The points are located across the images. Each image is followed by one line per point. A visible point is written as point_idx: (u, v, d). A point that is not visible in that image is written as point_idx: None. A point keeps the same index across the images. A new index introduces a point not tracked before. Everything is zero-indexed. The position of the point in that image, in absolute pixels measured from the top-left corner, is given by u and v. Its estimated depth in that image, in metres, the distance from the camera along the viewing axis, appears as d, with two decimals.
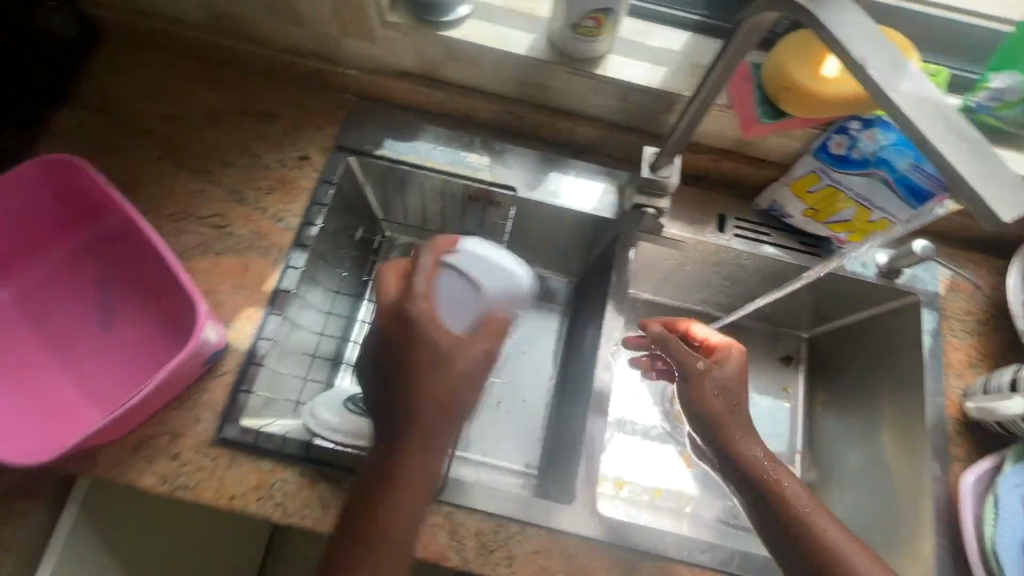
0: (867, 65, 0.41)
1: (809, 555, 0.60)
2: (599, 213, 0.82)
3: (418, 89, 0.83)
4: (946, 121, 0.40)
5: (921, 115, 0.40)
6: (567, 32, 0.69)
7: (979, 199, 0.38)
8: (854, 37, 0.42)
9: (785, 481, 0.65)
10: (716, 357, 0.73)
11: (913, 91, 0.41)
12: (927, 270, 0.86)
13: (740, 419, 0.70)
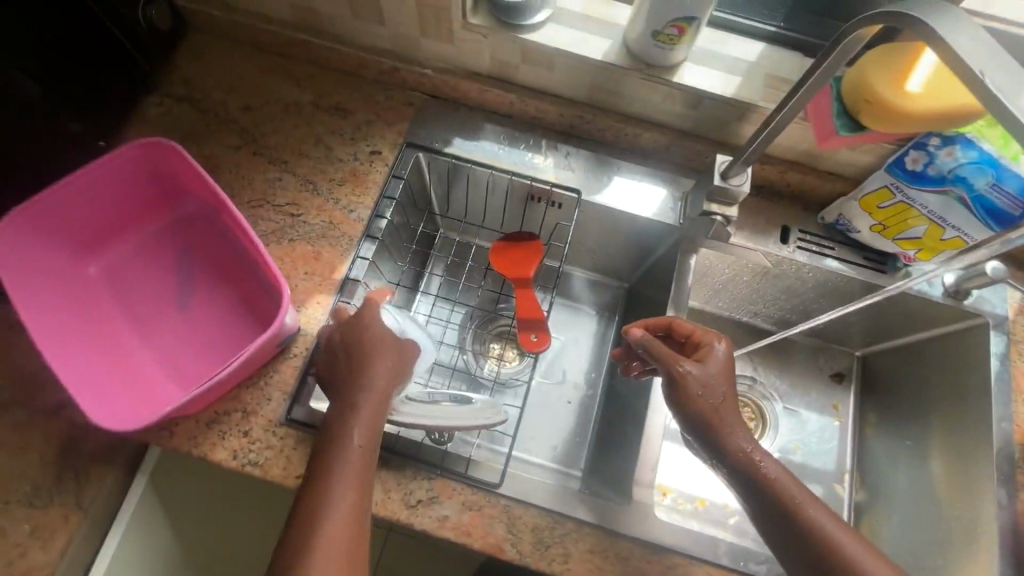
0: (986, 77, 0.41)
1: (813, 555, 0.57)
2: (661, 218, 0.82)
3: (488, 89, 0.85)
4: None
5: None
6: (647, 39, 0.70)
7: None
8: (969, 50, 0.42)
9: (773, 473, 0.61)
10: (703, 356, 0.66)
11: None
12: (995, 291, 0.83)
13: (728, 413, 0.64)
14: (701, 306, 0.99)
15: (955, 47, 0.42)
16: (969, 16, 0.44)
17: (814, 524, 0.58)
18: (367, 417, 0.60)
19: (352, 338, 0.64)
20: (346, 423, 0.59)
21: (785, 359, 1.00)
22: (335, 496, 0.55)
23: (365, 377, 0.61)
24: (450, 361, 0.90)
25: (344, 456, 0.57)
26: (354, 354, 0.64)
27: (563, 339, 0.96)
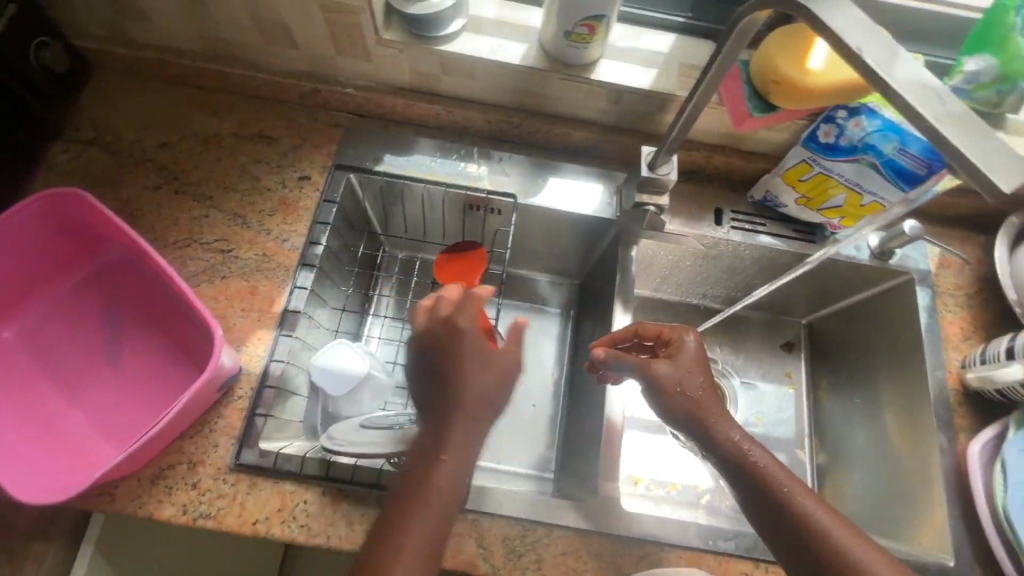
0: (863, 53, 0.43)
1: (806, 544, 0.57)
2: (600, 214, 0.83)
3: (413, 104, 0.84)
4: (936, 99, 0.42)
5: (913, 93, 0.42)
6: (561, 39, 0.71)
7: (981, 173, 0.39)
8: (847, 28, 0.44)
9: (762, 462, 0.61)
10: (673, 354, 0.68)
11: (905, 73, 0.43)
12: (915, 249, 0.87)
13: (715, 402, 0.65)
14: (652, 293, 1.01)
15: (833, 27, 0.44)
16: None
17: (802, 510, 0.58)
18: (455, 448, 0.56)
19: (449, 359, 0.59)
20: (430, 456, 0.55)
21: (738, 335, 1.03)
22: (406, 539, 0.52)
23: (466, 406, 0.57)
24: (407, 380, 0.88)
25: (424, 492, 0.54)
26: (438, 374, 0.59)
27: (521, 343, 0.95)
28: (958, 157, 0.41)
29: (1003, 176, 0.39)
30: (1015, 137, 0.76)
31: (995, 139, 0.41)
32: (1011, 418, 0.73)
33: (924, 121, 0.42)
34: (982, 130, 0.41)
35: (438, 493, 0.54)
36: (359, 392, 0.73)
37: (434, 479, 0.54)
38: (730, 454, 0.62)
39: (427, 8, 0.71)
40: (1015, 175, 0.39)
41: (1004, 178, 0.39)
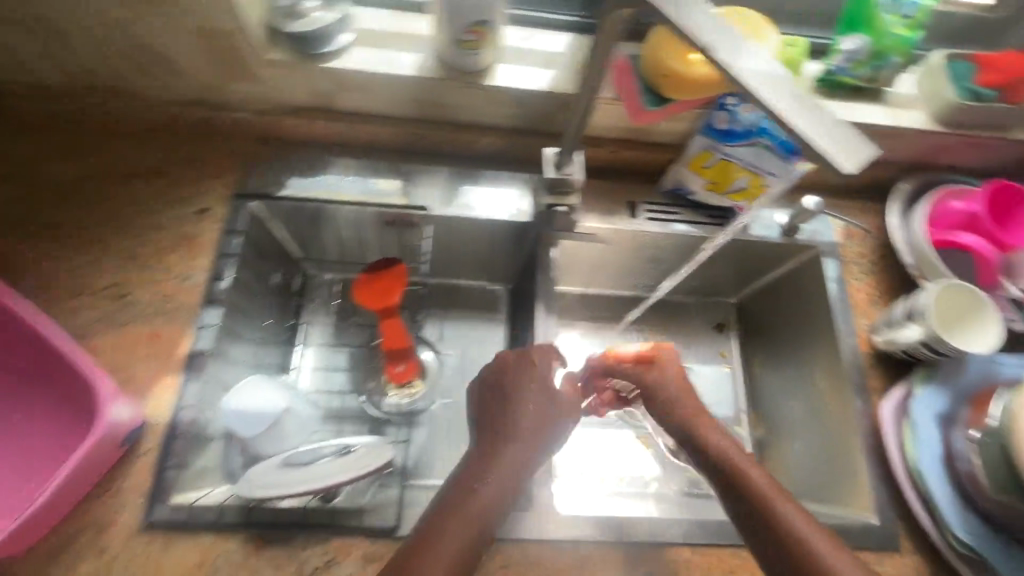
0: (712, 45, 0.44)
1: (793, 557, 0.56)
2: (516, 218, 0.83)
3: (313, 123, 0.81)
4: (779, 88, 0.44)
5: (759, 84, 0.43)
6: (451, 47, 0.70)
7: (828, 156, 0.41)
8: (697, 24, 0.44)
9: (754, 472, 0.61)
10: (650, 369, 0.72)
11: (750, 63, 0.44)
12: (821, 223, 0.90)
13: (709, 414, 0.69)
14: (584, 289, 1.02)
15: (685, 22, 0.44)
16: None
17: (783, 519, 0.58)
18: (509, 461, 0.61)
19: (517, 386, 0.66)
20: (487, 465, 0.61)
21: (671, 321, 1.04)
22: (447, 537, 0.55)
23: (523, 429, 0.63)
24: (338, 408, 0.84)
25: (474, 498, 0.58)
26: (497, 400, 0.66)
27: (458, 352, 0.92)
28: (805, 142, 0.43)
29: (845, 158, 0.42)
30: (897, 109, 0.80)
31: (834, 122, 0.43)
32: (915, 376, 0.77)
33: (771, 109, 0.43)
34: (822, 116, 0.43)
35: (473, 506, 0.58)
36: (275, 430, 0.69)
37: (477, 495, 0.59)
38: (718, 466, 0.63)
39: (312, 25, 0.69)
40: (856, 157, 0.42)
41: (848, 159, 0.41)
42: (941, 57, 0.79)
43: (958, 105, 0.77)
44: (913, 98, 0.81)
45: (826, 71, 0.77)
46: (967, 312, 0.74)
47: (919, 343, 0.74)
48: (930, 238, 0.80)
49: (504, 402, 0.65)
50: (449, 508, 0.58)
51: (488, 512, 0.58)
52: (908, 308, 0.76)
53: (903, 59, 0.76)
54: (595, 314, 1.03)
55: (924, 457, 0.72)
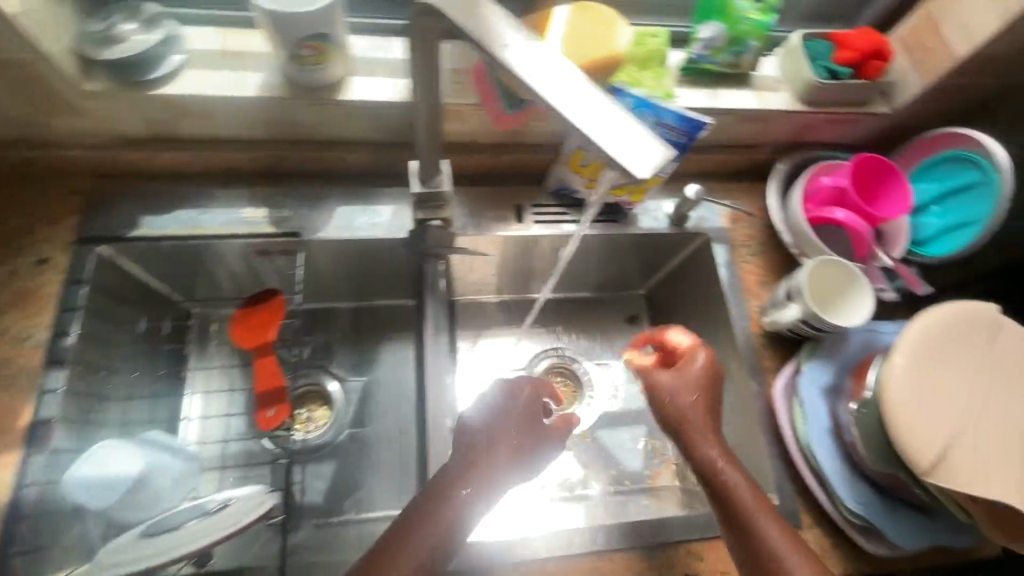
0: (500, 51, 0.42)
1: (761, 561, 0.57)
2: (393, 234, 0.79)
3: (161, 154, 0.74)
4: (574, 91, 0.42)
5: (551, 91, 0.41)
6: (291, 65, 0.65)
7: (621, 163, 0.39)
8: (489, 35, 0.43)
9: (733, 482, 0.61)
10: (683, 378, 0.67)
11: (545, 70, 0.42)
12: (709, 208, 0.90)
13: (702, 417, 0.65)
14: (494, 297, 1.01)
15: (475, 35, 0.43)
16: None
17: (757, 528, 0.58)
18: (495, 464, 0.60)
19: (507, 401, 0.65)
20: (468, 467, 0.59)
21: (581, 317, 1.03)
22: (421, 542, 0.55)
23: (503, 443, 0.62)
24: (228, 454, 0.79)
25: (452, 501, 0.57)
26: (502, 407, 0.64)
27: (371, 378, 0.96)
28: (600, 147, 0.40)
29: (638, 162, 0.39)
30: (762, 92, 0.81)
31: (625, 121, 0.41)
32: (802, 353, 0.78)
33: (565, 117, 0.41)
34: (618, 117, 0.41)
35: (439, 522, 0.56)
36: (150, 492, 0.64)
37: (451, 502, 0.57)
38: (702, 469, 0.62)
39: (133, 49, 0.62)
40: (648, 161, 0.39)
41: (641, 164, 0.39)
42: (799, 38, 0.80)
43: (817, 84, 0.78)
44: (776, 80, 0.82)
45: (688, 58, 0.77)
46: (844, 285, 0.76)
47: (799, 321, 0.75)
48: (806, 216, 0.81)
49: (497, 415, 0.64)
50: (421, 511, 0.57)
51: (456, 527, 0.56)
52: (788, 288, 0.77)
53: (761, 44, 0.76)
54: (504, 320, 1.01)
55: (812, 431, 0.73)
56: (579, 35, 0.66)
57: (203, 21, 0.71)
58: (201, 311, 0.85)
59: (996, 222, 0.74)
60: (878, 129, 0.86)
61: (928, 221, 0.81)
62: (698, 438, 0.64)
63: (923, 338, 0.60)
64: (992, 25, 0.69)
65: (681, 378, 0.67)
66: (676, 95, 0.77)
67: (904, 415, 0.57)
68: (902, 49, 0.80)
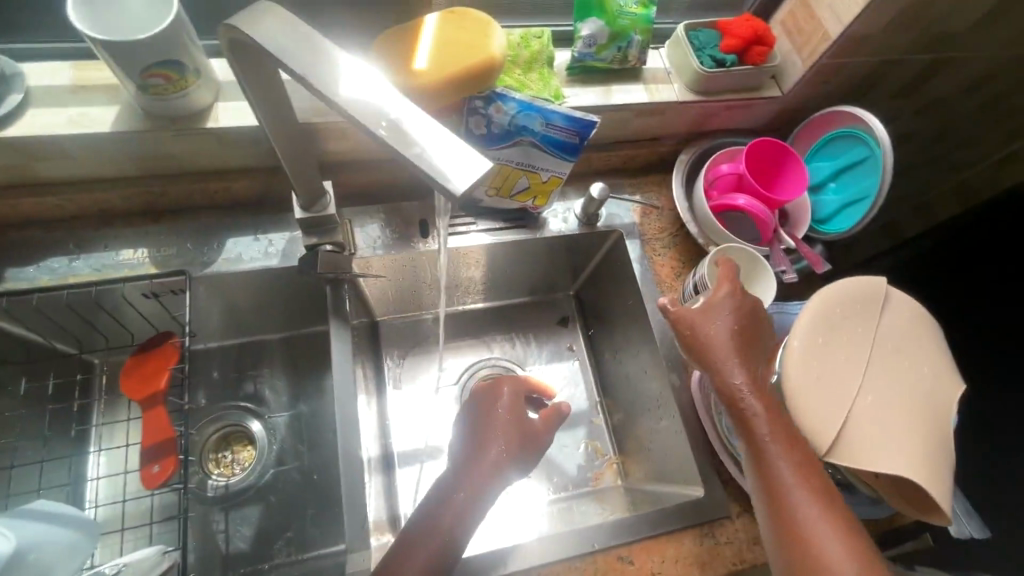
0: (307, 75, 0.39)
1: (772, 495, 0.55)
2: (289, 261, 0.76)
3: (18, 202, 0.69)
4: (392, 105, 0.38)
5: (369, 108, 0.38)
6: (143, 96, 0.61)
7: (439, 177, 0.36)
8: (298, 57, 0.40)
9: (757, 419, 0.57)
10: (709, 314, 0.63)
11: (365, 85, 0.39)
12: (618, 205, 0.89)
13: (732, 350, 0.61)
14: (418, 313, 0.98)
15: (282, 59, 0.40)
16: (271, 3, 0.42)
17: (770, 468, 0.55)
18: (495, 463, 0.64)
19: (488, 407, 0.69)
20: (459, 477, 0.63)
21: (510, 324, 1.02)
22: (421, 552, 0.57)
23: (486, 452, 0.64)
24: (137, 512, 0.74)
25: (449, 507, 0.60)
26: (496, 410, 0.68)
27: (304, 410, 0.93)
28: (427, 162, 0.37)
29: (460, 172, 0.36)
30: (654, 86, 0.81)
31: (444, 132, 0.37)
32: None
33: (385, 135, 0.37)
34: (438, 129, 0.37)
35: (437, 532, 0.58)
36: (33, 562, 0.58)
37: (445, 510, 0.60)
38: (729, 403, 0.59)
39: None
40: (468, 172, 0.36)
41: (460, 176, 0.35)
42: (683, 29, 0.80)
43: (704, 73, 0.78)
44: (667, 72, 0.82)
45: (574, 57, 0.77)
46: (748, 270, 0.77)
47: None
48: (709, 206, 0.81)
49: (490, 415, 0.68)
50: (428, 515, 0.60)
51: (455, 532, 0.59)
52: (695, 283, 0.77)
53: (644, 37, 0.76)
54: (431, 336, 0.98)
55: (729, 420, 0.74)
56: (452, 40, 0.65)
57: (47, 56, 0.66)
58: (103, 362, 0.81)
59: (883, 194, 0.76)
60: (773, 112, 0.88)
61: (826, 199, 0.83)
62: (723, 373, 0.60)
63: (821, 313, 0.61)
64: (857, 6, 0.70)
65: (706, 313, 0.62)
66: (566, 95, 0.77)
67: (803, 390, 0.58)
68: (783, 33, 0.81)
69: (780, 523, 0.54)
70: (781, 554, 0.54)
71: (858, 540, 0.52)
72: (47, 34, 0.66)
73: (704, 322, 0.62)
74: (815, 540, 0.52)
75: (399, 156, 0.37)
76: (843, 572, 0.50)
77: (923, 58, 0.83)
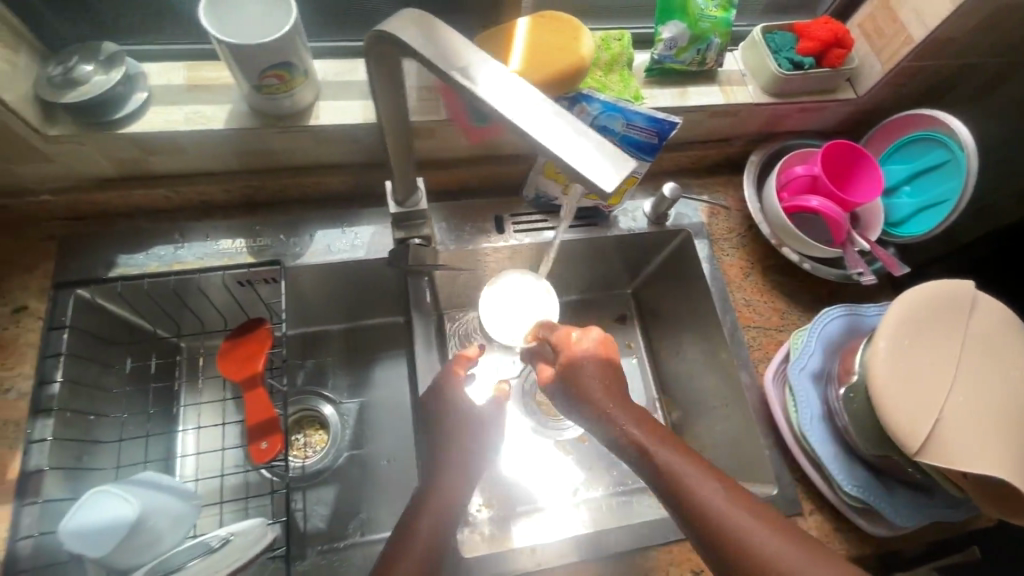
0: (461, 76, 0.43)
1: (717, 541, 0.54)
2: (375, 254, 0.79)
3: (130, 193, 0.74)
4: (535, 110, 0.41)
5: (518, 114, 0.41)
6: (255, 95, 0.65)
7: (588, 178, 0.39)
8: (450, 53, 0.43)
9: (659, 449, 0.59)
10: (574, 358, 0.66)
11: (503, 91, 0.43)
12: (687, 205, 0.90)
13: (612, 396, 0.64)
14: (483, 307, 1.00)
15: (432, 60, 0.43)
16: (410, 10, 0.46)
17: (693, 496, 0.56)
18: (460, 458, 0.69)
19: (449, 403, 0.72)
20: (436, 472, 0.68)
21: None
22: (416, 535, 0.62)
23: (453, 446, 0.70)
24: (228, 487, 0.80)
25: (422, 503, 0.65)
26: (441, 406, 0.72)
27: (371, 398, 0.97)
28: (570, 166, 0.40)
29: (602, 174, 0.39)
30: (729, 87, 0.82)
31: (590, 134, 0.41)
32: (789, 341, 0.78)
33: (532, 138, 0.41)
34: (576, 131, 0.41)
35: (422, 524, 0.63)
36: (149, 530, 0.63)
37: (422, 509, 0.64)
38: (665, 489, 0.57)
39: (92, 92, 0.62)
40: (611, 173, 0.39)
41: (607, 175, 0.39)
42: (760, 31, 0.81)
43: (781, 76, 0.79)
44: (742, 73, 0.83)
45: (653, 60, 0.79)
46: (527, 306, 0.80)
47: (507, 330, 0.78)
48: (782, 206, 0.81)
49: (447, 413, 0.72)
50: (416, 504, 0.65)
51: (439, 527, 0.63)
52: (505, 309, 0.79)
53: (723, 41, 0.78)
54: None
55: (805, 417, 0.73)
56: (542, 44, 0.67)
57: (166, 56, 0.71)
58: (195, 345, 0.85)
59: (965, 199, 0.76)
60: (846, 114, 0.88)
61: (900, 202, 0.83)
62: (611, 416, 0.62)
63: (905, 316, 0.62)
64: (944, 9, 0.70)
65: (569, 380, 0.65)
66: (645, 96, 0.79)
67: (890, 386, 0.59)
68: (861, 35, 0.81)
69: (727, 551, 0.54)
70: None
71: (789, 530, 0.55)
72: (168, 35, 0.71)
73: (572, 385, 0.65)
74: (762, 553, 0.53)
75: (547, 156, 0.41)
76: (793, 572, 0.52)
77: (1006, 61, 0.82)
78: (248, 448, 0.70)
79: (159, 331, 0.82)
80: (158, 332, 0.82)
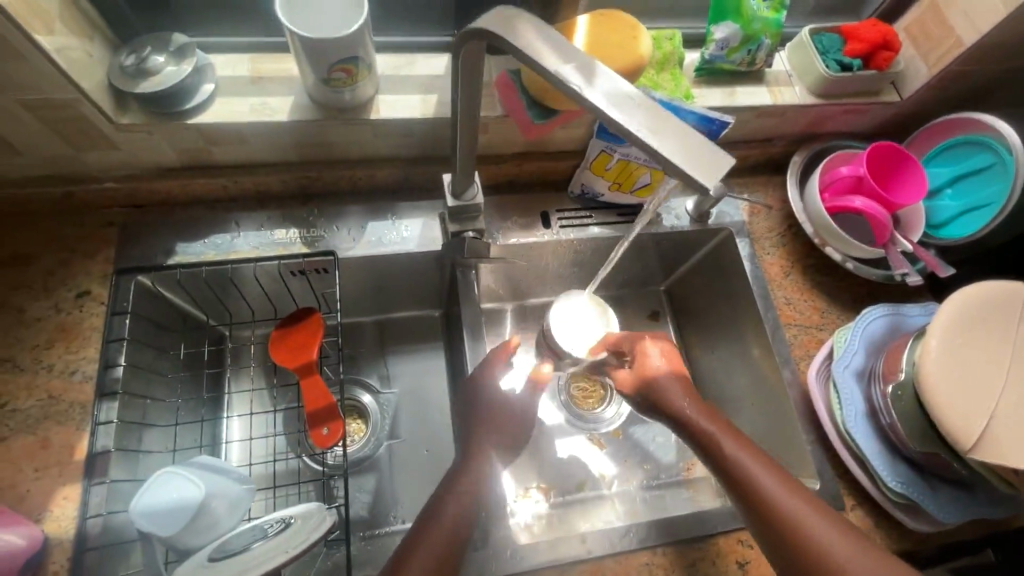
0: (561, 75, 0.45)
1: (762, 512, 0.59)
2: (426, 247, 0.80)
3: (189, 182, 0.75)
4: (639, 111, 0.44)
5: (626, 113, 0.44)
6: (320, 87, 0.66)
7: (688, 174, 0.41)
8: (539, 50, 0.45)
9: (717, 432, 0.65)
10: (648, 367, 0.72)
11: (609, 92, 0.45)
12: (728, 204, 0.91)
13: (685, 392, 0.70)
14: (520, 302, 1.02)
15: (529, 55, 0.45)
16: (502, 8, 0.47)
17: (740, 470, 0.61)
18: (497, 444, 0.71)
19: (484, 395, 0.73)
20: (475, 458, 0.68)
21: None
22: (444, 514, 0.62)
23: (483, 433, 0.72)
24: (278, 473, 0.81)
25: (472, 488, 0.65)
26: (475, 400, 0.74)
27: (411, 389, 0.98)
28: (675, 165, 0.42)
29: (705, 171, 0.41)
30: (776, 88, 0.83)
31: (689, 133, 0.43)
32: (833, 339, 0.79)
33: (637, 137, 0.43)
34: (680, 130, 0.43)
35: (459, 494, 0.64)
36: (208, 514, 0.63)
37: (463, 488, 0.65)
38: (732, 480, 0.62)
39: (162, 83, 0.63)
40: (714, 170, 0.41)
41: (707, 175, 0.41)
42: (808, 33, 0.82)
43: (830, 77, 0.80)
44: (789, 75, 0.84)
45: (704, 59, 0.80)
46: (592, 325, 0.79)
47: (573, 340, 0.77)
48: (825, 207, 0.82)
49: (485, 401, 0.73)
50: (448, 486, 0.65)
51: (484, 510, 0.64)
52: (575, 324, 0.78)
53: (773, 42, 0.79)
54: None
55: (850, 415, 0.74)
56: (602, 42, 0.68)
57: (231, 48, 0.72)
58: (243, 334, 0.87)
59: (1012, 202, 0.77)
60: (889, 116, 0.89)
61: (942, 204, 0.84)
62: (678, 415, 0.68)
63: (955, 317, 0.63)
64: (996, 15, 0.71)
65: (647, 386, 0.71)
66: (695, 95, 0.80)
67: (943, 382, 0.60)
68: (908, 39, 0.82)
69: (770, 521, 0.58)
70: (776, 548, 0.58)
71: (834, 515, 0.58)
72: (233, 29, 0.72)
73: (650, 392, 0.71)
74: (806, 524, 0.57)
75: (648, 152, 0.43)
76: (836, 548, 0.55)
77: None
78: (308, 432, 0.72)
79: (210, 320, 0.83)
80: (209, 321, 0.83)
